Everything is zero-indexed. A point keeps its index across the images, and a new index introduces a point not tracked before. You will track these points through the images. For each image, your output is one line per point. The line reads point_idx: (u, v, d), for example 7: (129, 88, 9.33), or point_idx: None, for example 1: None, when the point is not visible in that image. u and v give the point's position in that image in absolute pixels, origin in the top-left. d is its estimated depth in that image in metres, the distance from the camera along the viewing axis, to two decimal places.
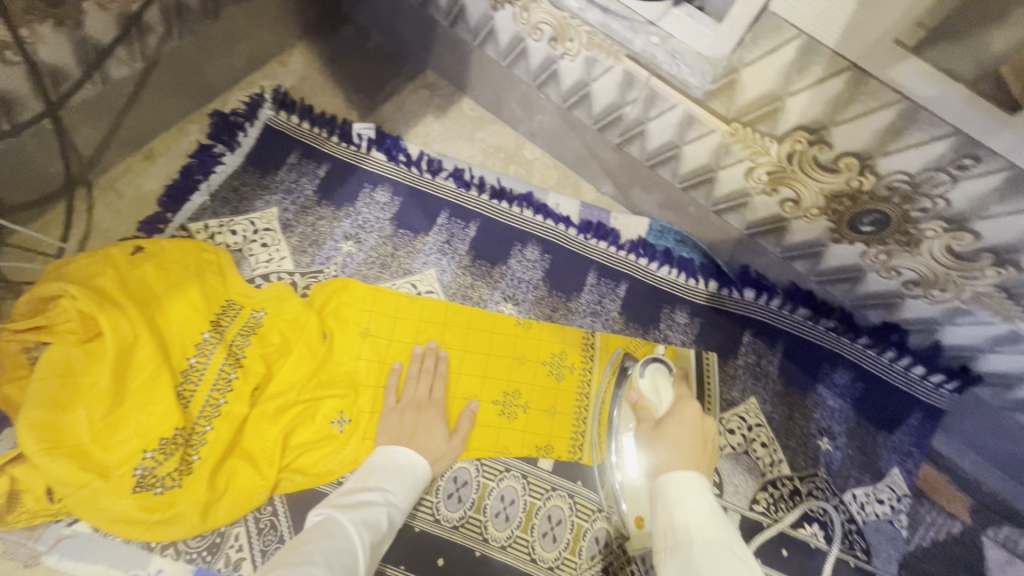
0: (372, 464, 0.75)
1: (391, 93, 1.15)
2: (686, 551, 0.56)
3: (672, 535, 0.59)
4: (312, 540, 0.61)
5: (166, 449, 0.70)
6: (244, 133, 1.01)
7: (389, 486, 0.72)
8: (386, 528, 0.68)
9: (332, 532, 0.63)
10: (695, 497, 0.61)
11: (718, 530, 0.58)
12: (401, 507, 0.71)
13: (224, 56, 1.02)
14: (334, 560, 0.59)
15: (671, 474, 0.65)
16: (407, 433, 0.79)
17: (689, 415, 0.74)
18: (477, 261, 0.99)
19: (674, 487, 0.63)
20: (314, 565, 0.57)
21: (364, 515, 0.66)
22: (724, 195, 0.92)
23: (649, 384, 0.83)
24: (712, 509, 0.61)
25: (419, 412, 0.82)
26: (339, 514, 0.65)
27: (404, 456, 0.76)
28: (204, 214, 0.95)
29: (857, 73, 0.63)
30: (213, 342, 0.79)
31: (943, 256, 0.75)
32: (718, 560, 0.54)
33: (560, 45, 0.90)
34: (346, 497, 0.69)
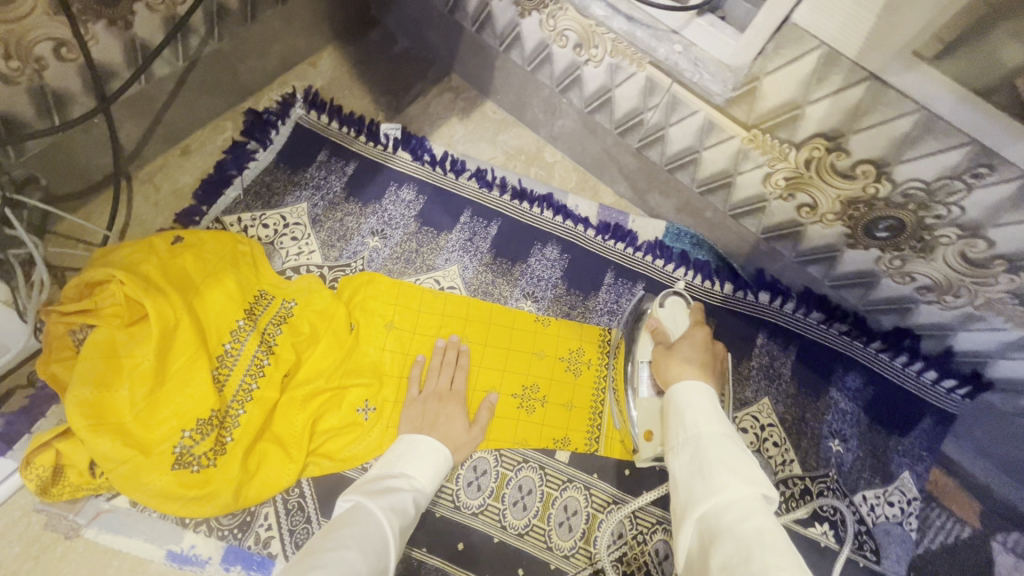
0: (396, 451, 0.78)
1: (417, 96, 1.18)
2: (694, 444, 0.61)
3: (682, 433, 0.63)
4: (344, 527, 0.63)
5: (203, 429, 0.73)
6: (276, 131, 1.05)
7: (414, 473, 0.75)
8: (413, 513, 0.70)
9: (363, 518, 0.65)
10: (704, 402, 0.65)
11: (723, 426, 0.62)
12: (426, 492, 0.74)
13: (259, 57, 1.06)
14: (367, 544, 0.61)
15: (682, 384, 0.69)
16: (430, 423, 0.82)
17: (700, 338, 0.78)
18: (498, 259, 1.02)
19: (683, 394, 0.67)
20: (349, 548, 0.59)
21: (391, 500, 0.69)
22: (741, 200, 0.94)
23: (669, 312, 0.84)
24: (718, 410, 0.65)
25: (441, 404, 0.84)
26: (367, 500, 0.68)
27: (427, 445, 0.78)
28: (238, 208, 0.99)
29: (877, 83, 0.66)
30: (246, 330, 0.82)
31: (958, 263, 0.77)
32: (725, 449, 0.58)
33: (584, 52, 0.93)
34: (373, 485, 0.72)
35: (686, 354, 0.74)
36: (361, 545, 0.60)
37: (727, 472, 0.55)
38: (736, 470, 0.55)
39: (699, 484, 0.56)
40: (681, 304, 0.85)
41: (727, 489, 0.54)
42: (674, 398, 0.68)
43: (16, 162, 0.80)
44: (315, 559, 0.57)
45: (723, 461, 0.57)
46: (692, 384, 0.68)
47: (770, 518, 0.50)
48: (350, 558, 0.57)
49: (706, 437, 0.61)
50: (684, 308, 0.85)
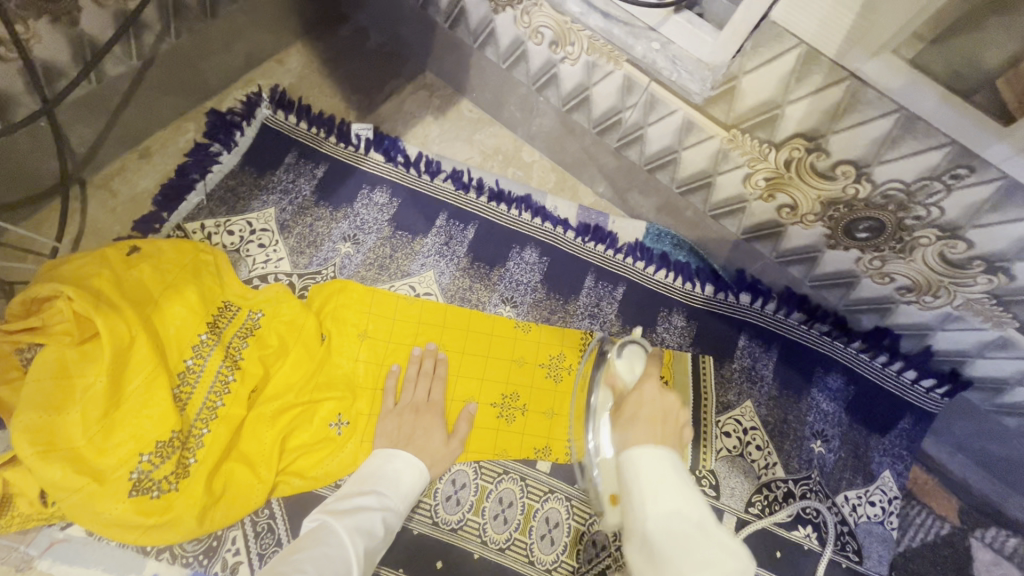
0: (370, 466, 0.75)
1: (390, 94, 1.14)
2: (646, 529, 0.53)
3: (634, 517, 0.55)
4: (305, 548, 0.61)
5: (163, 452, 0.69)
6: (241, 133, 1.00)
7: (388, 490, 0.72)
8: (381, 532, 0.67)
9: (326, 539, 0.63)
10: (657, 468, 0.56)
11: (678, 499, 0.54)
12: (398, 512, 0.71)
13: (221, 55, 1.01)
14: (325, 568, 0.58)
15: (629, 451, 0.59)
16: (407, 436, 0.79)
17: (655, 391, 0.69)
18: (476, 263, 0.99)
19: (633, 458, 0.58)
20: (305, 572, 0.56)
21: (359, 519, 0.66)
22: (721, 200, 0.93)
23: (626, 362, 0.83)
24: (676, 474, 0.56)
25: (418, 416, 0.82)
26: (333, 519, 0.65)
27: (402, 461, 0.75)
28: (201, 214, 0.94)
29: (855, 83, 0.64)
30: (210, 344, 0.78)
31: (936, 263, 0.76)
32: (679, 542, 0.51)
33: (560, 49, 0.90)
34: (342, 501, 0.69)
35: (636, 406, 0.67)
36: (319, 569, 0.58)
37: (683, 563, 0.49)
38: (695, 558, 0.49)
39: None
40: (638, 351, 0.85)
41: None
42: (624, 464, 0.58)
43: None
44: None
45: (680, 560, 0.49)
46: (649, 440, 0.59)
47: None
48: None
49: (661, 522, 0.53)
50: (641, 356, 0.84)
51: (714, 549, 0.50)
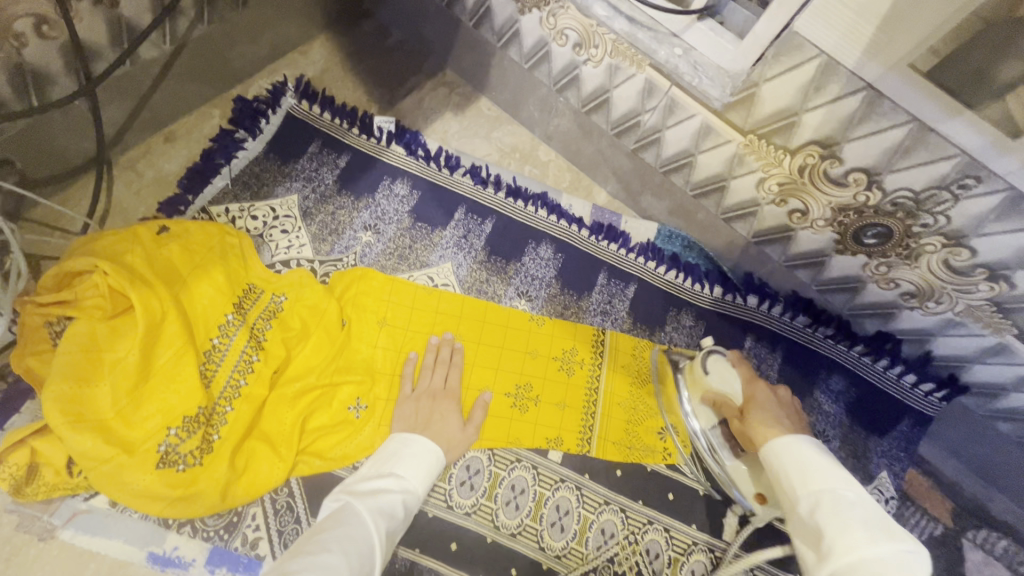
0: (385, 450, 0.77)
1: (411, 90, 1.17)
2: (806, 507, 0.64)
3: (792, 497, 0.67)
4: (330, 528, 0.62)
5: (189, 427, 0.71)
6: (266, 120, 1.02)
7: (407, 474, 0.74)
8: (401, 515, 0.69)
9: (348, 520, 0.64)
10: (801, 457, 0.70)
11: (828, 482, 0.65)
12: (416, 498, 0.72)
13: (248, 44, 1.03)
14: (350, 547, 0.60)
15: (770, 445, 0.73)
16: (424, 420, 0.81)
17: (762, 395, 0.82)
18: (492, 257, 1.01)
19: (778, 452, 0.72)
20: (333, 551, 0.58)
21: (379, 503, 0.68)
22: (734, 204, 0.95)
23: (716, 377, 0.86)
24: (824, 462, 0.68)
25: (434, 402, 0.83)
26: (356, 502, 0.67)
27: (419, 444, 0.77)
28: (226, 198, 0.96)
29: (871, 94, 0.68)
30: (235, 324, 0.80)
31: (941, 270, 0.80)
32: (830, 509, 0.62)
33: (584, 51, 0.93)
34: (362, 485, 0.71)
35: (758, 418, 0.78)
36: (345, 548, 0.59)
37: (837, 527, 0.59)
38: (847, 523, 0.59)
39: (815, 539, 0.60)
40: (726, 364, 0.86)
41: (847, 547, 0.57)
42: (772, 459, 0.72)
43: None
44: (301, 558, 0.57)
45: (830, 521, 0.60)
46: (784, 437, 0.73)
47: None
48: (332, 561, 0.56)
49: (813, 498, 0.65)
50: (727, 366, 0.86)
51: (867, 518, 0.59)
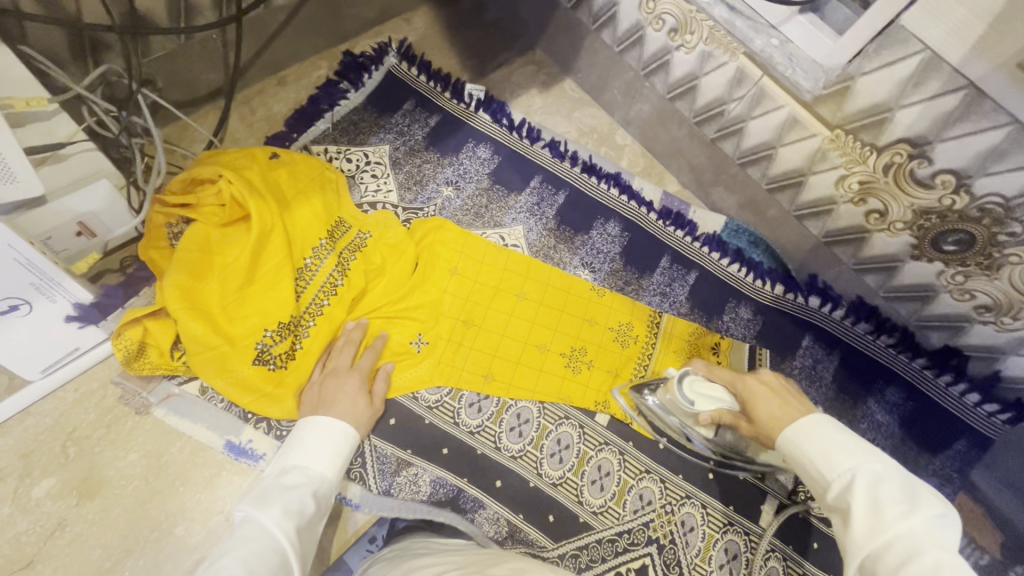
0: (289, 446, 0.67)
1: (502, 64, 1.23)
2: (835, 493, 0.58)
3: (819, 483, 0.61)
4: (226, 544, 0.51)
5: (280, 331, 0.78)
6: (369, 75, 1.10)
7: (309, 464, 0.65)
8: (312, 507, 0.59)
9: (250, 533, 0.53)
10: (821, 437, 0.64)
11: (854, 458, 0.59)
12: (329, 486, 0.64)
13: (363, 4, 1.11)
14: (253, 555, 0.49)
15: (785, 435, 0.67)
16: (332, 397, 0.74)
17: (754, 386, 0.76)
18: (562, 227, 1.05)
19: (796, 439, 0.66)
20: (236, 557, 0.48)
21: (284, 502, 0.57)
22: (809, 201, 0.97)
23: (704, 398, 0.81)
24: (848, 440, 0.62)
25: (343, 376, 0.78)
26: (255, 507, 0.56)
27: (321, 427, 0.69)
28: (326, 139, 1.03)
29: (973, 93, 0.68)
30: (327, 250, 0.87)
31: (1022, 284, 0.78)
32: (860, 490, 0.56)
33: (678, 37, 0.96)
34: (260, 489, 0.60)
35: (761, 413, 0.73)
36: (254, 553, 0.49)
37: (876, 512, 0.53)
38: (887, 506, 0.53)
39: (850, 528, 0.54)
40: (699, 381, 0.82)
41: (888, 534, 0.51)
42: (792, 447, 0.66)
43: (143, 59, 0.88)
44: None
45: (861, 506, 0.55)
46: (794, 425, 0.67)
47: (939, 558, 0.47)
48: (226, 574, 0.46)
49: (846, 483, 0.58)
50: (699, 379, 0.82)
51: (901, 494, 0.53)
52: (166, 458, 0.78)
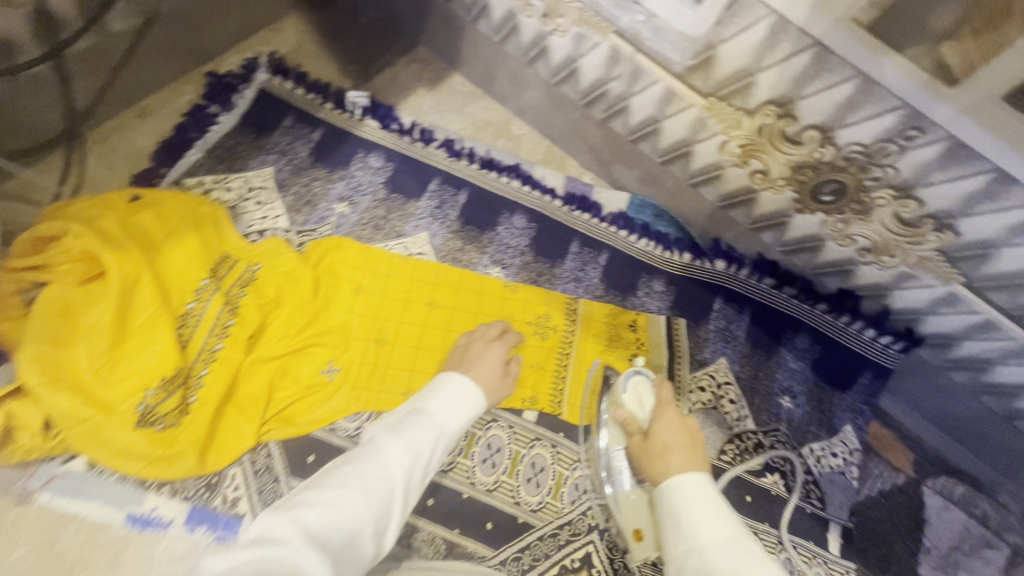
0: (428, 388, 0.76)
1: (385, 66, 1.18)
2: (703, 559, 0.59)
3: (682, 543, 0.62)
4: (350, 465, 0.62)
5: (166, 388, 0.72)
6: (239, 95, 1.03)
7: (439, 416, 0.71)
8: (428, 456, 0.67)
9: (375, 457, 0.63)
10: (703, 497, 0.65)
11: (728, 529, 0.62)
12: (446, 441, 0.70)
13: (221, 18, 1.04)
14: (370, 485, 0.59)
15: (678, 479, 0.68)
16: (467, 360, 0.83)
17: (672, 418, 0.79)
18: (467, 227, 1.03)
19: (680, 490, 0.67)
20: (348, 488, 0.58)
21: (408, 441, 0.65)
22: (698, 169, 0.99)
23: (631, 397, 0.85)
24: (721, 506, 0.65)
25: (484, 346, 0.86)
26: (386, 438, 0.65)
27: (457, 386, 0.75)
28: (200, 169, 0.96)
29: (820, 50, 0.71)
30: (210, 289, 0.81)
31: (893, 223, 0.83)
32: (731, 561, 0.58)
33: (550, 22, 0.95)
34: (394, 421, 0.69)
35: (664, 440, 0.76)
36: (364, 488, 0.59)
37: None
38: None
39: None
40: (644, 385, 0.86)
41: None
42: (672, 498, 0.67)
43: None
44: (315, 493, 0.57)
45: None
46: (687, 472, 0.69)
47: None
48: (341, 498, 0.57)
49: (715, 551, 0.60)
50: (648, 388, 0.86)
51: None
52: (60, 545, 0.71)
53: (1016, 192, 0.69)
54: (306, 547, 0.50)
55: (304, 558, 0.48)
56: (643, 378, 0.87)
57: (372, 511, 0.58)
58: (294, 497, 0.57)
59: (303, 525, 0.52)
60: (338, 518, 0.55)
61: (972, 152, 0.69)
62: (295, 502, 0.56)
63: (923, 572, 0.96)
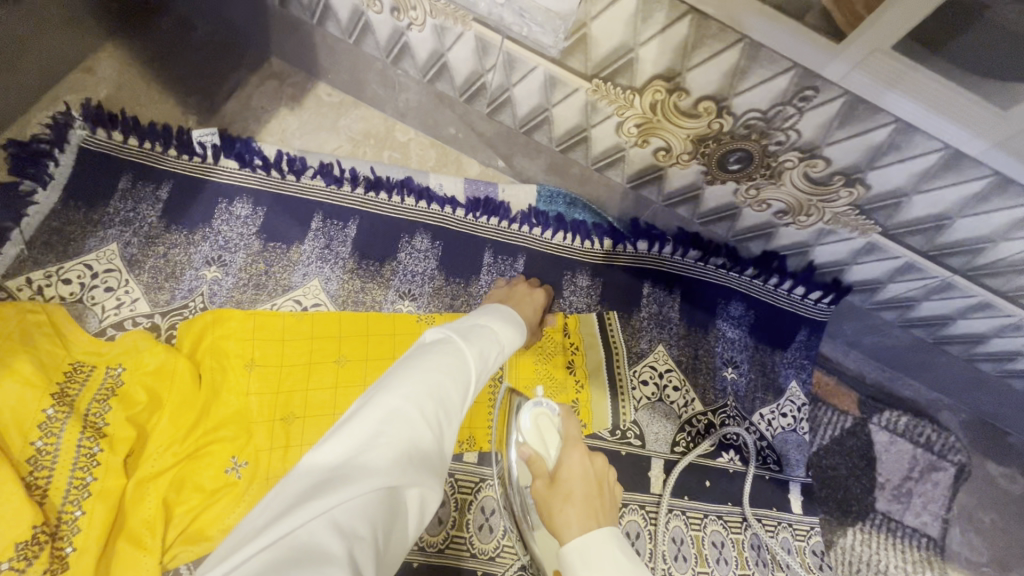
0: (485, 309, 0.71)
1: (234, 89, 1.02)
2: None
3: None
4: (433, 353, 0.57)
5: (27, 552, 0.60)
6: (55, 163, 0.86)
7: (501, 328, 0.67)
8: (493, 364, 0.63)
9: (454, 351, 0.58)
10: (608, 558, 0.55)
11: None
12: (506, 351, 0.67)
13: (7, 72, 0.85)
14: (456, 377, 0.55)
15: (582, 538, 0.57)
16: (516, 301, 0.85)
17: (577, 461, 0.68)
18: (363, 262, 0.92)
19: (581, 553, 0.56)
20: (439, 371, 0.54)
21: (480, 346, 0.61)
22: (601, 153, 0.91)
23: (535, 435, 0.73)
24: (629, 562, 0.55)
25: (528, 291, 0.88)
26: (460, 337, 0.61)
27: (509, 312, 0.72)
28: (24, 266, 0.80)
29: (697, 17, 0.62)
30: (61, 418, 0.68)
31: (803, 183, 0.79)
32: None
33: (403, 16, 0.83)
34: (463, 325, 0.64)
35: (569, 486, 0.65)
36: (454, 377, 0.55)
37: None
38: None
39: None
40: (548, 420, 0.74)
41: None
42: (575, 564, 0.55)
43: None
44: (409, 376, 0.52)
45: None
46: (592, 530, 0.58)
47: None
48: (435, 384, 0.52)
49: None
50: (552, 420, 0.74)
51: None
52: None
53: (919, 140, 0.64)
54: (416, 434, 0.47)
55: (416, 446, 0.47)
56: (546, 410, 0.75)
57: (462, 398, 0.55)
58: (385, 381, 0.52)
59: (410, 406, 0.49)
60: (434, 402, 0.51)
61: (870, 106, 0.63)
62: (389, 384, 0.52)
63: (880, 507, 0.98)
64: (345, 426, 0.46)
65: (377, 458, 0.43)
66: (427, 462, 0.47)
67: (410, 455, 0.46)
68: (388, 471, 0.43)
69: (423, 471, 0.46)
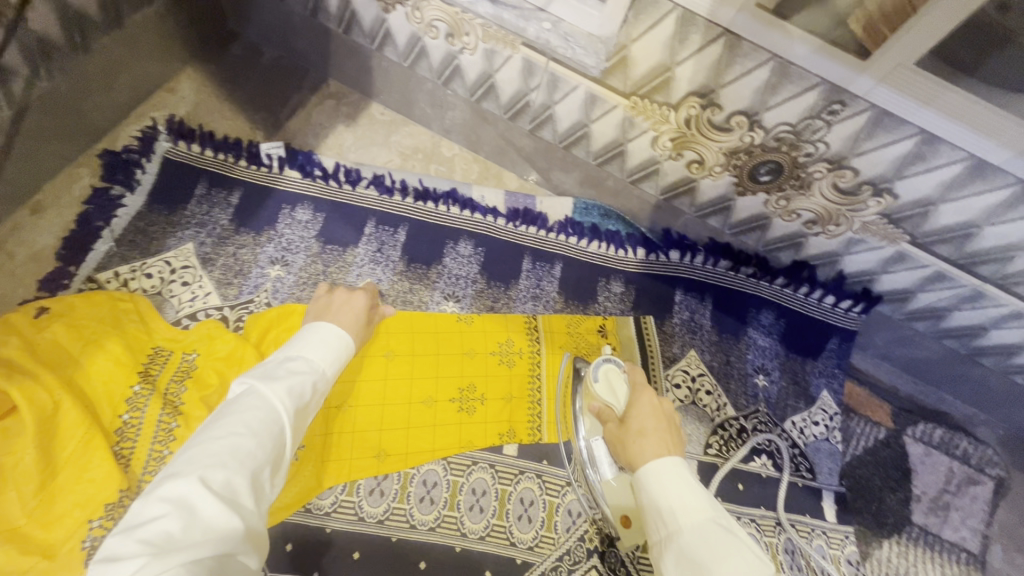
0: (302, 334, 0.68)
1: (297, 108, 1.13)
2: (685, 542, 0.55)
3: (664, 527, 0.57)
4: (227, 415, 0.55)
5: (114, 513, 0.66)
6: (142, 171, 0.96)
7: (315, 356, 0.65)
8: (313, 395, 0.62)
9: (257, 403, 0.56)
10: (679, 478, 0.59)
11: (707, 508, 0.57)
12: (329, 372, 0.65)
13: (105, 92, 0.97)
14: (258, 432, 0.54)
15: (654, 462, 0.61)
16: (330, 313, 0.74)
17: (645, 401, 0.71)
18: (412, 265, 0.99)
19: (653, 474, 0.60)
20: (241, 434, 0.53)
21: (290, 382, 0.60)
22: (636, 165, 0.97)
23: (603, 386, 0.79)
24: (695, 485, 0.59)
25: (348, 295, 0.78)
26: (262, 384, 0.59)
27: (328, 331, 0.68)
28: (112, 261, 0.90)
29: (730, 39, 0.68)
30: (145, 394, 0.74)
31: (832, 194, 0.83)
32: (713, 542, 0.53)
33: (457, 41, 0.91)
34: (268, 366, 0.62)
35: (640, 423, 0.68)
36: (253, 431, 0.54)
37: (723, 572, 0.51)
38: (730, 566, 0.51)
39: None
40: (615, 370, 0.79)
41: None
42: (647, 482, 0.61)
43: None
44: (196, 450, 0.52)
45: (712, 559, 0.52)
46: (661, 461, 0.61)
47: None
48: (236, 450, 0.52)
49: (694, 535, 0.55)
50: (619, 373, 0.79)
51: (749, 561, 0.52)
52: None
53: (944, 150, 0.68)
54: (214, 505, 0.47)
55: (219, 515, 0.47)
56: (613, 364, 0.81)
57: (273, 447, 0.55)
58: (171, 460, 0.52)
59: (197, 479, 0.48)
60: (236, 464, 0.51)
61: (895, 118, 0.67)
62: (177, 462, 0.51)
63: (917, 519, 0.97)
64: (138, 519, 0.47)
65: (173, 545, 0.45)
66: (235, 526, 0.48)
67: (208, 529, 0.46)
68: (183, 551, 0.44)
69: (231, 533, 0.47)
